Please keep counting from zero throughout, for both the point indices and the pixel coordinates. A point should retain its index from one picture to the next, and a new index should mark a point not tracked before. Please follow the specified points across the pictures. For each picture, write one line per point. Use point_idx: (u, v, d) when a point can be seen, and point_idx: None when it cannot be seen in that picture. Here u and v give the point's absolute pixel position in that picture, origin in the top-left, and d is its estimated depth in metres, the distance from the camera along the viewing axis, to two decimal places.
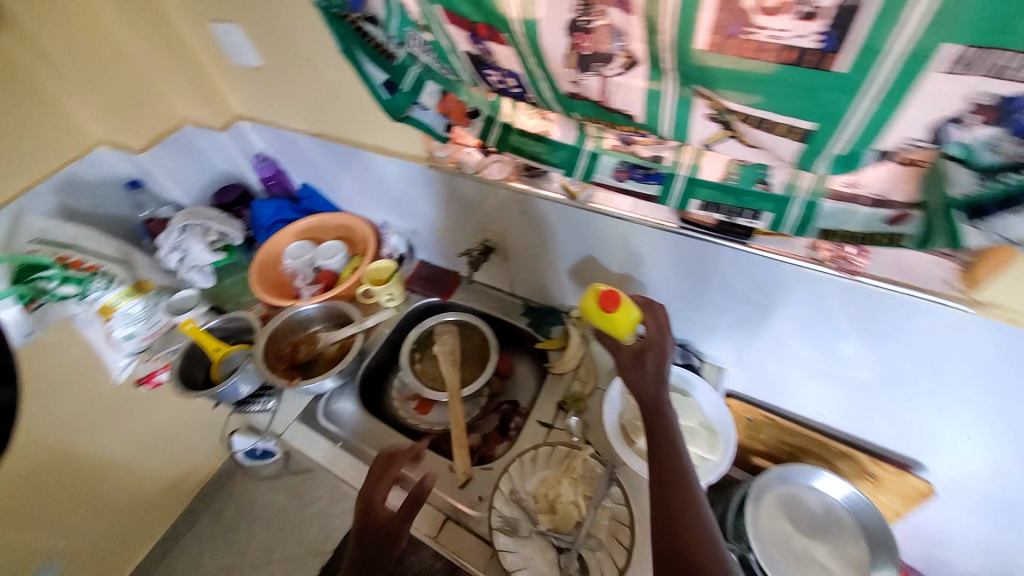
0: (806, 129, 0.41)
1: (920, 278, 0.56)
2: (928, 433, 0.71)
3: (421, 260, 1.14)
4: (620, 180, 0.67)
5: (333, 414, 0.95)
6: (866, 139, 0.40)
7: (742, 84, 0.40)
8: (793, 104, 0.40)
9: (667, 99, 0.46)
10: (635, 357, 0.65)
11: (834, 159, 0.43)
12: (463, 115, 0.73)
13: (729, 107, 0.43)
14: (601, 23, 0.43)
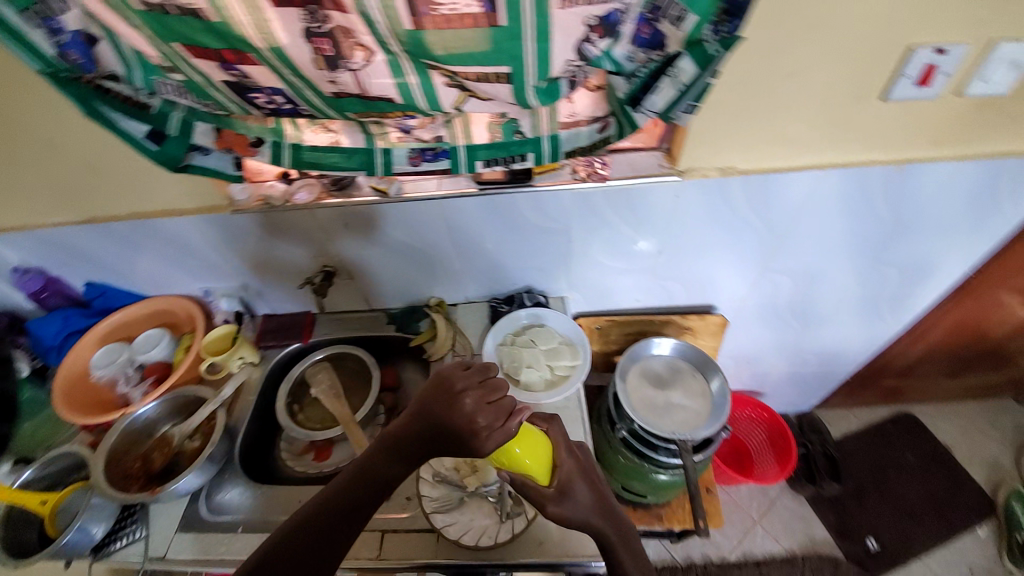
0: (505, 73, 0.51)
1: (642, 167, 0.79)
2: (702, 277, 0.98)
3: (264, 315, 1.07)
4: (415, 166, 0.74)
5: (222, 506, 0.84)
6: (545, 70, 0.51)
7: (466, 56, 0.49)
8: (496, 55, 0.49)
9: (413, 77, 0.52)
10: (559, 497, 0.61)
11: (537, 91, 0.54)
12: (246, 146, 0.72)
13: (453, 71, 0.51)
14: (330, 28, 0.48)
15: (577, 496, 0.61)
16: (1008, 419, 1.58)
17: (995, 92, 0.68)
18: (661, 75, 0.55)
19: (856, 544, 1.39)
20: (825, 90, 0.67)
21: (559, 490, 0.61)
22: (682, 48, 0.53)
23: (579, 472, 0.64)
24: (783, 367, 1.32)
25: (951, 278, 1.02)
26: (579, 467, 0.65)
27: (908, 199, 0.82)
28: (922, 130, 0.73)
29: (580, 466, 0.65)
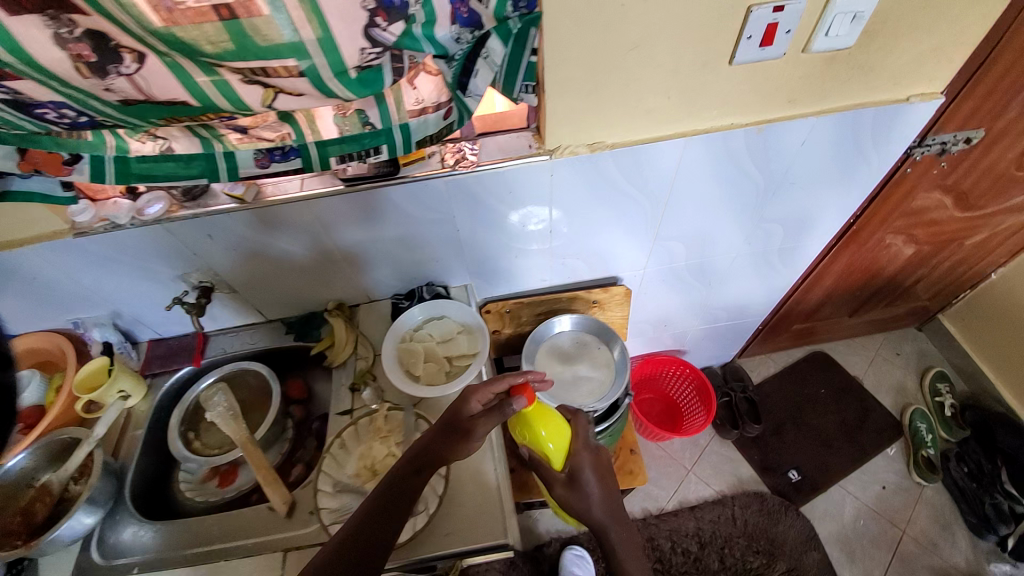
0: (294, 65, 0.46)
1: (513, 148, 0.77)
2: (600, 251, 0.99)
3: (151, 339, 1.00)
4: (264, 168, 0.67)
5: (118, 547, 0.79)
6: (338, 56, 0.47)
7: (237, 49, 0.44)
8: (273, 47, 0.44)
9: (202, 78, 0.46)
10: (571, 489, 0.77)
11: (350, 80, 0.50)
12: (60, 164, 0.63)
13: (239, 69, 0.46)
14: (82, 31, 0.42)
15: (591, 495, 0.76)
16: (909, 346, 1.72)
17: (840, 44, 0.69)
18: (477, 56, 0.57)
19: (779, 478, 1.49)
20: (674, 55, 0.66)
21: (569, 480, 0.77)
22: (490, 28, 0.54)
23: (592, 468, 0.78)
24: (698, 324, 1.38)
25: (835, 227, 1.07)
26: (594, 463, 0.79)
27: (774, 156, 0.85)
28: (777, 89, 0.75)
29: (597, 467, 0.79)
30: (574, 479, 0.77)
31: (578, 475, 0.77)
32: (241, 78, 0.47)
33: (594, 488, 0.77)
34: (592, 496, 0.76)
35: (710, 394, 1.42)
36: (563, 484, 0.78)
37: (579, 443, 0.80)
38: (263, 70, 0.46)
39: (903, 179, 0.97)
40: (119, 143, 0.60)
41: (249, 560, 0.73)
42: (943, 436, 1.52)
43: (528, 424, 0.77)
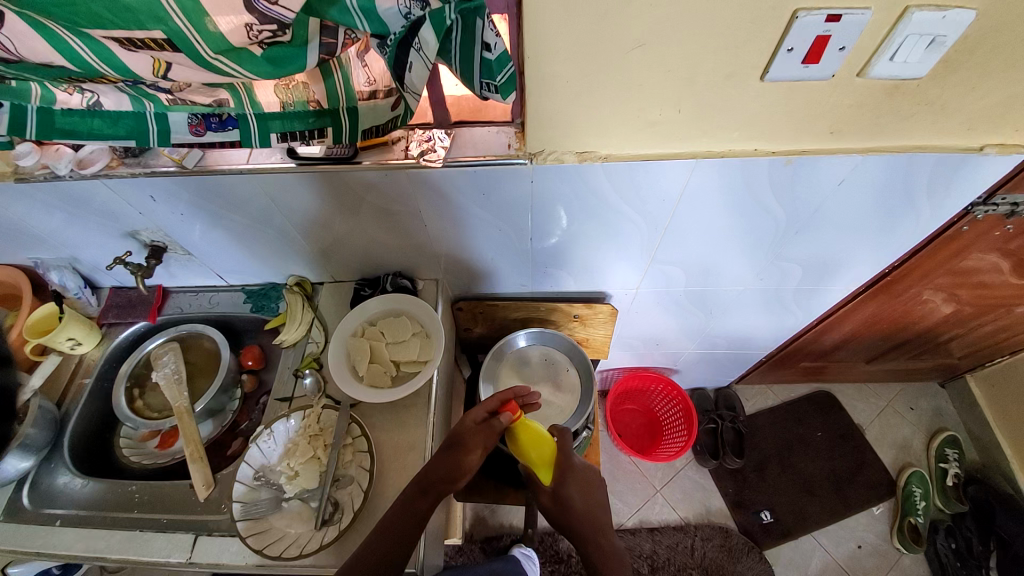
0: (166, 38, 0.39)
1: (488, 146, 0.67)
2: (587, 267, 0.90)
3: (112, 287, 0.97)
4: (199, 135, 0.58)
5: (44, 495, 0.78)
6: (219, 31, 0.39)
7: (93, 15, 0.37)
8: (131, 14, 0.37)
9: (70, 40, 0.39)
10: (555, 504, 0.71)
11: (251, 54, 0.42)
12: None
13: (110, 36, 0.39)
14: None
15: (573, 502, 0.70)
16: (926, 403, 1.57)
17: (908, 74, 0.55)
18: (408, 47, 0.45)
19: (749, 516, 1.42)
20: (691, 63, 0.54)
21: (555, 497, 0.71)
22: (426, 11, 0.42)
23: (579, 480, 0.71)
24: (693, 349, 1.28)
25: (864, 275, 0.93)
26: (583, 475, 0.72)
27: (802, 192, 0.72)
28: (819, 116, 0.61)
29: (582, 480, 0.72)
30: (556, 493, 0.71)
31: (562, 488, 0.71)
32: (119, 46, 0.40)
33: (578, 495, 0.70)
34: (574, 502, 0.70)
35: (694, 419, 1.31)
36: (549, 497, 0.72)
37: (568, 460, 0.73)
38: (132, 41, 0.40)
39: (955, 238, 0.83)
40: (47, 94, 0.51)
41: (162, 535, 0.72)
42: (937, 505, 1.41)
43: (517, 442, 0.73)
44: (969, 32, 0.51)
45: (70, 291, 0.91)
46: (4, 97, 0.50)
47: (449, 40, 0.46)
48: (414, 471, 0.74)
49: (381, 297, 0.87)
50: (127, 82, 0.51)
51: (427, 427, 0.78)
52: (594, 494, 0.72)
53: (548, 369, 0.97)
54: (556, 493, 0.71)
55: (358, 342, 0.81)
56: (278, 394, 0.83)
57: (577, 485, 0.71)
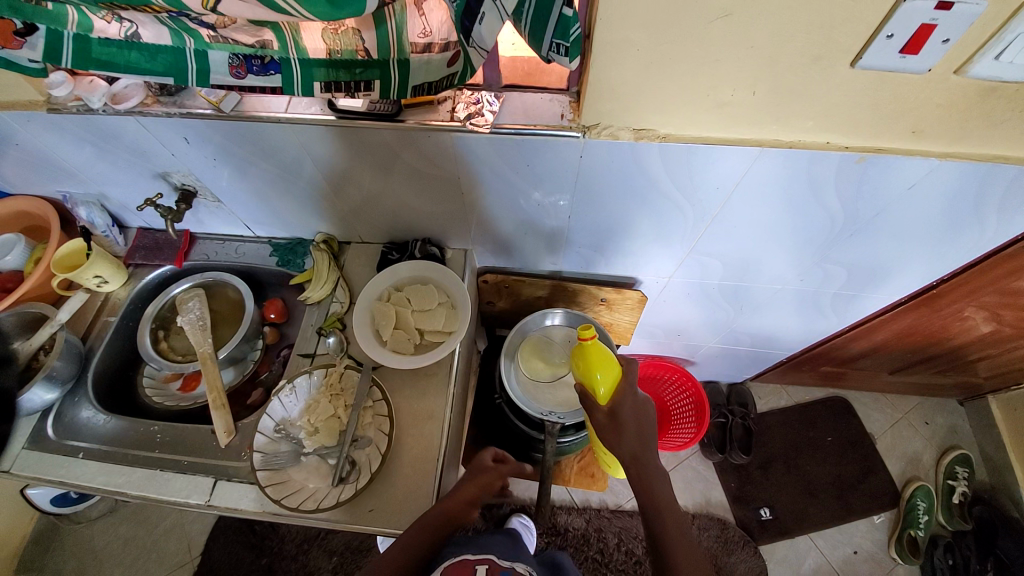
0: None
1: (539, 114, 0.63)
2: (621, 251, 0.87)
3: (140, 228, 0.97)
4: (239, 78, 0.55)
5: (70, 427, 0.80)
6: None
7: None
8: None
9: None
10: (611, 423, 0.71)
11: None
12: (9, 34, 0.50)
13: None
14: None
15: (629, 427, 0.70)
16: (943, 419, 1.54)
17: (1012, 75, 0.49)
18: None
19: (747, 511, 1.43)
20: (774, 41, 0.49)
21: (612, 415, 0.71)
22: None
23: (634, 408, 0.72)
24: (715, 343, 1.25)
25: (910, 286, 0.88)
26: (641, 404, 0.72)
27: (865, 194, 0.67)
28: (901, 113, 0.56)
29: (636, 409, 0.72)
30: (614, 414, 0.71)
31: (620, 413, 0.71)
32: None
33: (634, 422, 0.71)
34: (630, 430, 0.70)
35: (705, 412, 1.28)
36: (603, 416, 0.72)
37: (631, 388, 0.73)
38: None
39: (1016, 256, 0.77)
40: (83, 21, 0.49)
41: (183, 477, 0.74)
42: (940, 520, 1.40)
43: (585, 364, 0.73)
44: None
45: (99, 229, 0.91)
46: (40, 21, 0.48)
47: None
48: (432, 439, 0.74)
49: (409, 263, 0.85)
50: (170, 14, 0.48)
51: (447, 397, 0.77)
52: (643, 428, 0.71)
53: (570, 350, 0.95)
54: (613, 411, 0.71)
55: (383, 307, 0.80)
56: (300, 350, 0.83)
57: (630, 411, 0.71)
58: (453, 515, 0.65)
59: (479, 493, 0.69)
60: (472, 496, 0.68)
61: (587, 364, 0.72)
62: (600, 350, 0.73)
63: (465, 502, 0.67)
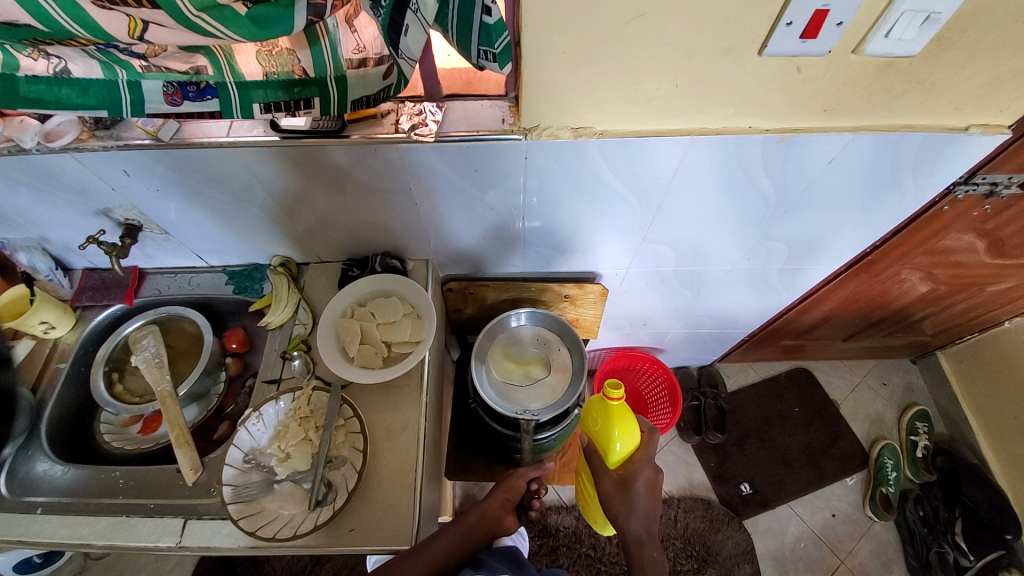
0: None
1: (481, 120, 0.65)
2: (579, 247, 0.90)
3: (85, 269, 0.93)
4: (175, 105, 0.54)
5: (23, 484, 0.75)
6: None
7: None
8: None
9: None
10: (619, 489, 0.77)
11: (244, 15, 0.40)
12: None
13: None
14: None
15: (637, 502, 0.75)
16: (898, 379, 1.64)
17: (901, 51, 0.55)
18: (404, 8, 0.43)
19: (729, 488, 1.47)
20: (690, 36, 0.53)
21: (620, 480, 0.78)
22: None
23: (647, 481, 0.78)
24: (680, 328, 1.29)
25: (846, 254, 0.95)
26: (652, 479, 0.78)
27: (793, 172, 0.73)
28: (813, 94, 0.61)
29: (650, 483, 0.77)
30: (627, 480, 0.77)
31: (632, 480, 0.77)
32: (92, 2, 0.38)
33: (642, 499, 0.76)
34: (638, 506, 0.75)
35: (678, 396, 1.32)
36: (613, 481, 0.78)
37: (641, 457, 0.80)
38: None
39: (936, 217, 0.85)
40: (8, 60, 0.46)
41: (150, 520, 0.71)
42: (908, 475, 1.48)
43: (607, 420, 0.79)
44: (962, 10, 0.51)
45: (41, 274, 0.87)
46: None
47: (445, 3, 0.45)
48: (409, 450, 0.74)
49: (370, 277, 0.85)
50: (99, 46, 0.47)
51: (420, 407, 0.77)
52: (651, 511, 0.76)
53: (540, 347, 0.97)
54: (623, 476, 0.78)
55: (348, 325, 0.80)
56: (266, 376, 0.82)
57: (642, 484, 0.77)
58: (486, 520, 0.75)
59: (508, 500, 0.80)
60: (501, 505, 0.79)
61: (608, 421, 0.79)
62: (624, 411, 0.79)
63: (498, 509, 0.78)
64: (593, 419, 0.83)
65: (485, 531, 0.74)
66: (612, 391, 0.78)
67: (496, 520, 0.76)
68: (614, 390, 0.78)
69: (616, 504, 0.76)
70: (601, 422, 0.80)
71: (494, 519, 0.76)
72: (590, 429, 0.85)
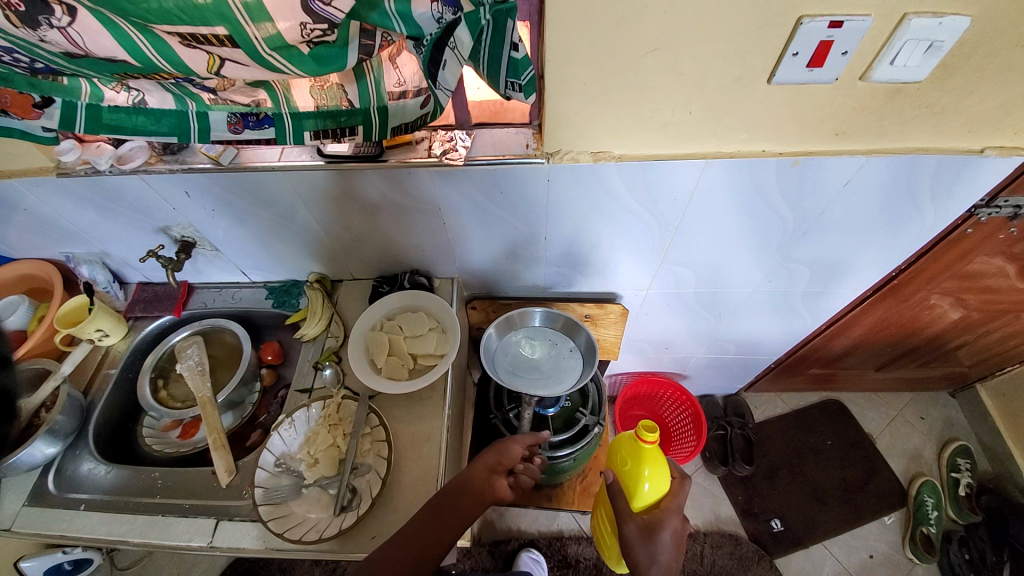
0: (225, 35, 0.43)
1: (507, 146, 0.70)
2: (598, 267, 0.92)
3: (139, 282, 1.02)
4: (237, 133, 0.61)
5: (70, 481, 0.80)
6: (274, 28, 0.43)
7: (160, 14, 0.41)
8: (198, 12, 0.41)
9: (125, 25, 0.42)
10: (643, 537, 0.73)
11: (310, 55, 0.46)
12: (29, 107, 0.57)
13: (165, 30, 0.43)
14: None
15: (662, 553, 0.72)
16: (936, 412, 1.57)
17: (908, 77, 0.57)
18: (443, 46, 0.49)
19: (759, 524, 1.41)
20: (700, 67, 0.57)
21: (645, 527, 0.74)
22: (459, 14, 0.46)
23: (674, 532, 0.74)
24: (702, 352, 1.28)
25: (871, 278, 0.94)
26: (678, 530, 0.75)
27: (809, 193, 0.74)
28: (822, 119, 0.64)
29: (677, 535, 0.75)
30: (651, 523, 0.75)
31: (657, 525, 0.75)
32: (179, 42, 0.44)
33: (666, 550, 0.72)
34: (662, 558, 0.71)
35: (702, 423, 1.30)
36: (637, 527, 0.75)
37: (669, 505, 0.78)
38: (194, 37, 0.44)
39: (961, 240, 0.84)
40: (95, 91, 0.54)
41: (185, 520, 0.75)
42: (950, 515, 1.38)
43: (634, 456, 0.79)
44: (965, 37, 0.54)
45: (101, 285, 0.96)
46: (56, 94, 0.53)
47: (479, 42, 0.50)
48: (430, 461, 0.76)
49: (399, 293, 0.90)
50: (176, 81, 0.54)
51: (442, 419, 0.80)
52: (671, 566, 0.72)
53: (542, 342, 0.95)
54: (648, 523, 0.75)
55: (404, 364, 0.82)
56: (298, 386, 0.86)
57: (670, 531, 0.74)
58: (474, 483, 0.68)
59: (499, 465, 0.73)
60: (490, 470, 0.72)
61: (637, 457, 0.79)
62: (656, 452, 0.78)
63: (485, 473, 0.71)
64: (621, 459, 0.83)
65: (473, 493, 0.67)
66: (645, 433, 0.78)
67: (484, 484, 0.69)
68: (648, 433, 0.78)
69: (631, 556, 0.73)
70: (631, 461, 0.80)
71: (481, 483, 0.69)
72: (616, 468, 0.84)
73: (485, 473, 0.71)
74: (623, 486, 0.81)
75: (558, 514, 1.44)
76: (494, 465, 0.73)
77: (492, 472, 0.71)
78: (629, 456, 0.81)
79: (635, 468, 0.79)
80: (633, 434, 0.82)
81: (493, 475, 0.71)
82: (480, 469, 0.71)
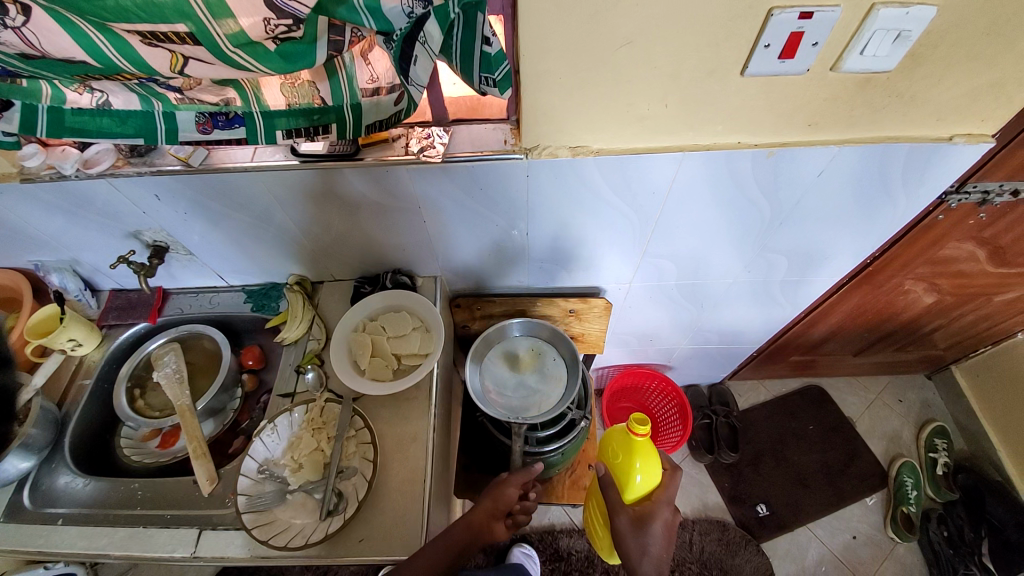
0: (187, 32, 0.42)
1: (485, 142, 0.70)
2: (580, 261, 0.92)
3: (112, 289, 0.99)
4: (206, 133, 0.60)
5: (45, 496, 0.78)
6: (237, 24, 0.41)
7: (117, 11, 0.39)
8: (157, 9, 0.40)
9: (81, 23, 0.41)
10: (633, 528, 0.74)
11: (277, 51, 0.45)
12: None
13: (125, 28, 0.41)
14: None
15: (653, 544, 0.72)
16: (913, 395, 1.61)
17: (877, 67, 0.58)
18: (414, 40, 0.48)
19: (746, 510, 1.44)
20: (676, 59, 0.57)
21: (636, 519, 0.75)
22: (429, 8, 0.46)
23: (664, 523, 0.75)
24: (686, 343, 1.29)
25: (846, 266, 0.97)
26: (668, 522, 0.76)
27: (784, 185, 0.75)
28: (796, 110, 0.65)
29: (667, 526, 0.75)
30: (642, 517, 0.75)
31: (649, 518, 0.75)
32: (140, 41, 0.43)
33: (656, 540, 0.73)
34: (652, 549, 0.72)
35: (688, 412, 1.31)
36: (628, 519, 0.75)
37: (659, 496, 0.78)
38: (155, 35, 0.42)
39: (932, 227, 0.86)
40: (57, 94, 0.52)
41: (167, 531, 0.73)
42: (929, 494, 1.43)
43: (624, 449, 0.80)
44: (930, 28, 0.55)
45: (71, 292, 0.93)
46: (15, 97, 0.51)
47: (451, 36, 0.49)
48: (416, 462, 0.75)
49: (382, 293, 0.89)
50: (139, 80, 0.52)
51: (428, 419, 0.79)
52: (662, 559, 0.72)
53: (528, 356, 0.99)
54: (639, 515, 0.76)
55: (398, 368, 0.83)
56: (281, 390, 0.85)
57: (660, 524, 0.74)
58: (474, 529, 0.69)
59: (497, 509, 0.74)
60: (488, 514, 0.73)
61: (627, 449, 0.79)
62: (647, 445, 0.79)
63: (485, 518, 0.72)
64: (612, 453, 0.84)
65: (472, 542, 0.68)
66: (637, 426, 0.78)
67: (484, 529, 0.71)
68: (638, 425, 0.78)
69: (622, 549, 0.73)
70: (622, 454, 0.81)
71: (480, 527, 0.70)
72: (608, 461, 0.84)
73: (483, 518, 0.72)
74: (614, 479, 0.82)
75: (549, 508, 1.44)
76: (499, 509, 0.75)
77: (491, 515, 0.73)
78: (620, 450, 0.81)
79: (626, 462, 0.80)
80: (624, 426, 0.82)
81: (492, 522, 0.72)
82: (479, 515, 0.72)
